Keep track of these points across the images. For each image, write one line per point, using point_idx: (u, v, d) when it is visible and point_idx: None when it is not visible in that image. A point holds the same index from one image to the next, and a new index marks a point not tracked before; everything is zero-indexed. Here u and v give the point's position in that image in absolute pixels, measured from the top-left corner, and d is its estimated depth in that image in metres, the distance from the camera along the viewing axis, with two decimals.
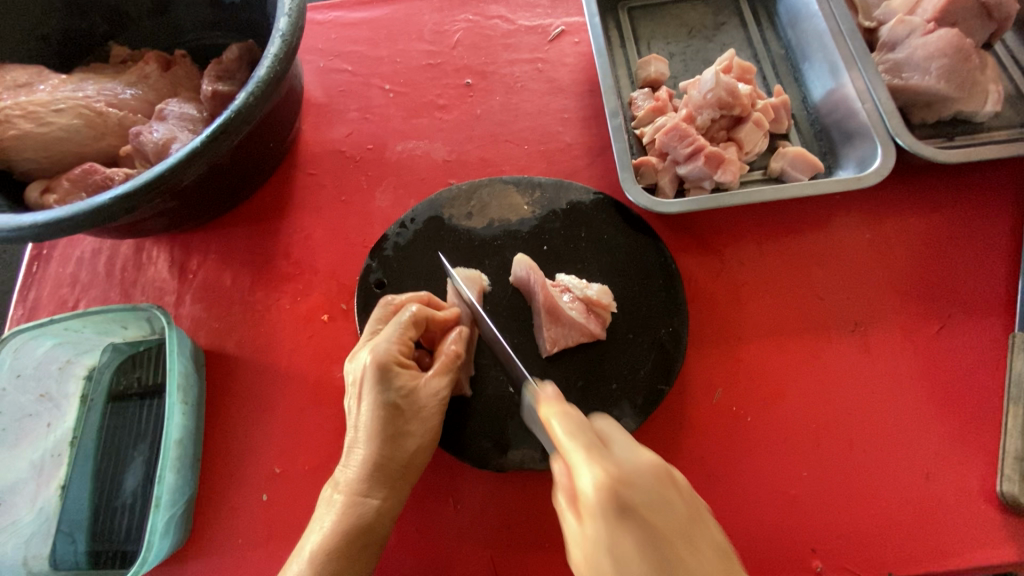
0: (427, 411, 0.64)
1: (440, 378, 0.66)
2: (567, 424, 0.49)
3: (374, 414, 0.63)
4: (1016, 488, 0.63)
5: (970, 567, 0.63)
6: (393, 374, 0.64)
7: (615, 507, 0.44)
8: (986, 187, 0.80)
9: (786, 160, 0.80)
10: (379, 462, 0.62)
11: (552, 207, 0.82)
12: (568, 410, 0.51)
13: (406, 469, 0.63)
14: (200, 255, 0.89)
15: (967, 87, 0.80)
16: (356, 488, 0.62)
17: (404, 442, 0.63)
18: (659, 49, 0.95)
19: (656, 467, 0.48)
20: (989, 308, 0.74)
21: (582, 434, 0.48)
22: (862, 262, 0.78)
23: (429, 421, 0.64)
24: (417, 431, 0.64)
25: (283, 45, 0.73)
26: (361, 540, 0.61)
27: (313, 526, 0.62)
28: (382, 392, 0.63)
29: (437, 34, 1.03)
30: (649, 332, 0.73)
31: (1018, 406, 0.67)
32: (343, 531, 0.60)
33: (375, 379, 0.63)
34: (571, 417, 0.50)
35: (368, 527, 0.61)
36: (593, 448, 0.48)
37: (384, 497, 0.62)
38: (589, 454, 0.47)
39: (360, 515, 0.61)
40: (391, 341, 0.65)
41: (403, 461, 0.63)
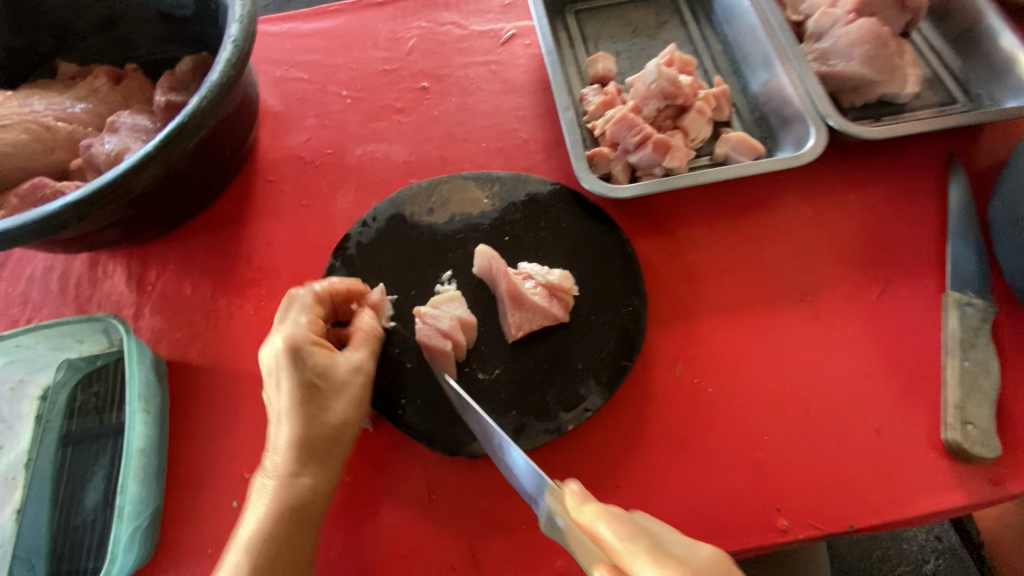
0: (348, 383, 0.66)
1: (357, 351, 0.68)
2: (616, 525, 0.48)
3: (294, 400, 0.63)
4: (958, 435, 0.68)
5: (923, 513, 0.67)
6: (307, 353, 0.64)
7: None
8: (913, 162, 0.86)
9: (729, 145, 0.85)
10: (306, 443, 0.63)
11: (511, 199, 0.84)
12: (614, 511, 0.49)
13: (332, 443, 0.65)
14: (158, 267, 0.87)
15: (887, 70, 0.87)
16: (286, 470, 0.63)
17: (326, 416, 0.64)
18: (606, 48, 1.00)
19: (716, 558, 0.47)
20: (924, 271, 0.79)
21: (632, 536, 0.48)
22: (805, 235, 0.82)
23: (351, 393, 0.66)
24: (338, 407, 0.65)
25: (235, 50, 0.74)
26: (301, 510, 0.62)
27: (248, 512, 0.62)
28: (296, 372, 0.63)
29: (391, 41, 1.05)
30: (611, 312, 0.76)
31: (954, 358, 0.72)
32: (279, 511, 0.61)
33: (290, 361, 0.63)
34: (626, 518, 0.49)
35: (304, 499, 0.62)
36: (655, 549, 0.47)
37: (316, 475, 0.64)
38: (657, 561, 0.46)
39: (296, 496, 0.62)
40: (305, 324, 0.66)
41: (329, 432, 0.65)
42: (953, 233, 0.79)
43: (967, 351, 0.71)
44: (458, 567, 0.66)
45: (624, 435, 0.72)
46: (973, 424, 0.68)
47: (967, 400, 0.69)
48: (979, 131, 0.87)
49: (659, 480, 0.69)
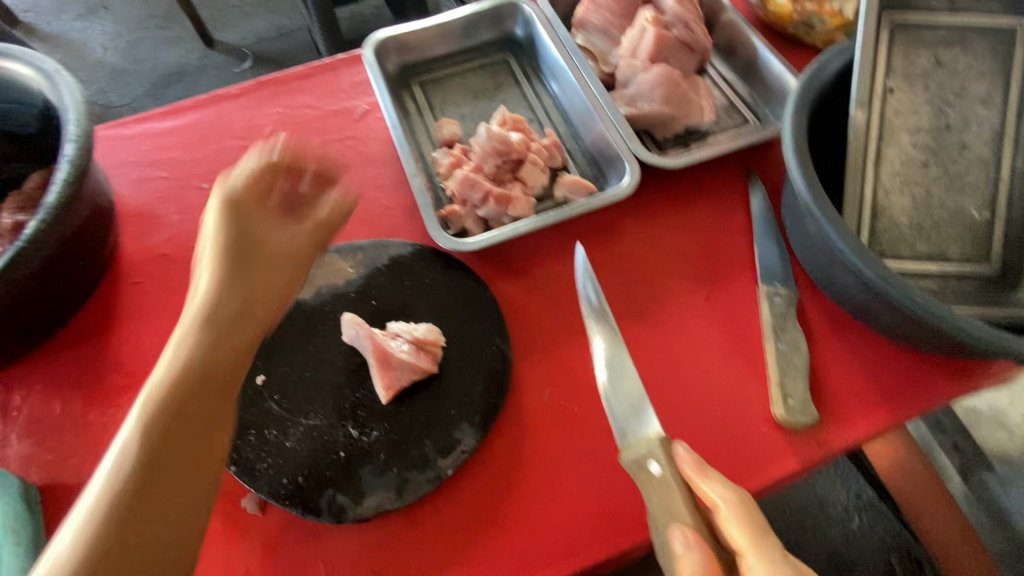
0: (289, 240, 0.69)
1: (307, 224, 0.72)
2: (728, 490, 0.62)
3: (230, 234, 0.64)
4: (781, 409, 0.79)
5: (767, 483, 0.77)
6: (245, 206, 0.67)
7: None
8: (720, 178, 1.01)
9: (565, 188, 0.95)
10: (232, 272, 0.62)
11: (375, 265, 0.90)
12: (743, 499, 0.63)
13: (260, 286, 0.63)
14: (24, 389, 0.85)
15: (684, 105, 1.02)
16: (186, 326, 0.57)
17: (264, 264, 0.65)
18: (451, 112, 1.09)
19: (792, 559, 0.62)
20: (742, 271, 0.92)
21: (747, 506, 0.62)
22: (640, 256, 0.94)
23: (292, 244, 0.69)
24: (242, 255, 0.63)
25: (71, 171, 0.76)
26: (184, 437, 0.52)
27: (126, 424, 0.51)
28: (236, 220, 0.65)
29: (249, 130, 1.10)
30: (478, 356, 0.83)
31: (770, 343, 0.84)
32: (183, 363, 0.54)
33: (229, 206, 0.66)
34: (743, 502, 0.62)
35: (225, 328, 0.58)
36: (762, 536, 0.61)
37: (230, 300, 0.60)
38: (756, 549, 0.60)
39: (211, 324, 0.57)
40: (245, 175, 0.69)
41: (252, 288, 0.62)
42: (757, 235, 0.93)
43: (779, 334, 0.84)
44: None
45: (504, 467, 0.77)
46: (792, 397, 0.80)
47: (785, 377, 0.81)
48: (769, 145, 1.03)
49: (540, 503, 0.75)
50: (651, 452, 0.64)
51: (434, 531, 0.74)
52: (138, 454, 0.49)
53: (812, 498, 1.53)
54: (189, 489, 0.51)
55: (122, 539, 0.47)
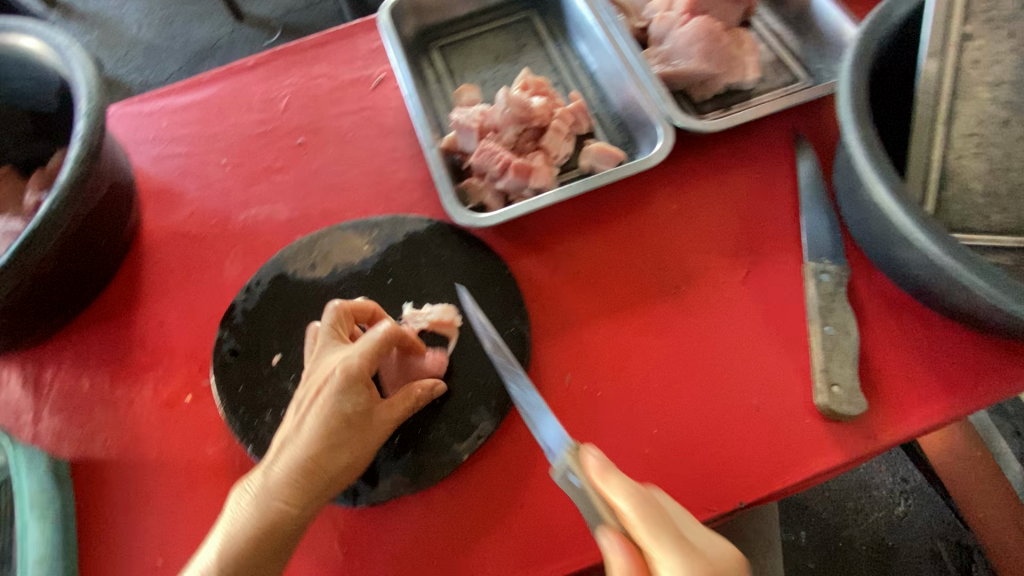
0: (374, 432, 0.67)
1: (393, 409, 0.68)
2: (632, 502, 0.55)
3: (325, 423, 0.64)
4: (825, 398, 0.72)
5: (806, 477, 0.71)
6: (356, 391, 0.66)
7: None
8: (764, 143, 0.91)
9: (591, 156, 0.89)
10: (311, 470, 0.63)
11: (390, 242, 0.87)
12: (640, 505, 0.55)
13: (330, 483, 0.65)
14: (54, 366, 0.87)
15: (725, 62, 0.93)
16: (276, 492, 0.63)
17: (341, 456, 0.65)
18: (471, 78, 1.03)
19: (729, 554, 0.55)
20: (785, 246, 0.84)
21: (649, 517, 0.54)
22: (672, 229, 0.86)
23: (374, 440, 0.67)
24: (346, 449, 0.65)
25: (83, 146, 0.75)
26: (268, 541, 0.62)
27: (223, 519, 0.63)
28: (340, 402, 0.65)
29: (265, 103, 1.07)
30: (496, 337, 0.79)
31: (816, 325, 0.76)
32: (254, 529, 0.62)
33: (340, 388, 0.65)
34: (651, 504, 0.55)
35: (281, 526, 0.63)
36: (679, 538, 0.54)
37: (300, 503, 0.63)
38: (676, 545, 0.54)
39: (275, 519, 0.62)
40: (361, 356, 0.66)
41: (328, 477, 0.64)
42: (804, 206, 0.84)
43: (826, 316, 0.76)
44: None
45: (522, 453, 0.74)
46: (839, 384, 0.72)
47: (831, 363, 0.74)
48: (820, 105, 0.93)
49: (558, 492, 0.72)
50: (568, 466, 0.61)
51: (449, 516, 0.71)
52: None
53: (854, 482, 1.44)
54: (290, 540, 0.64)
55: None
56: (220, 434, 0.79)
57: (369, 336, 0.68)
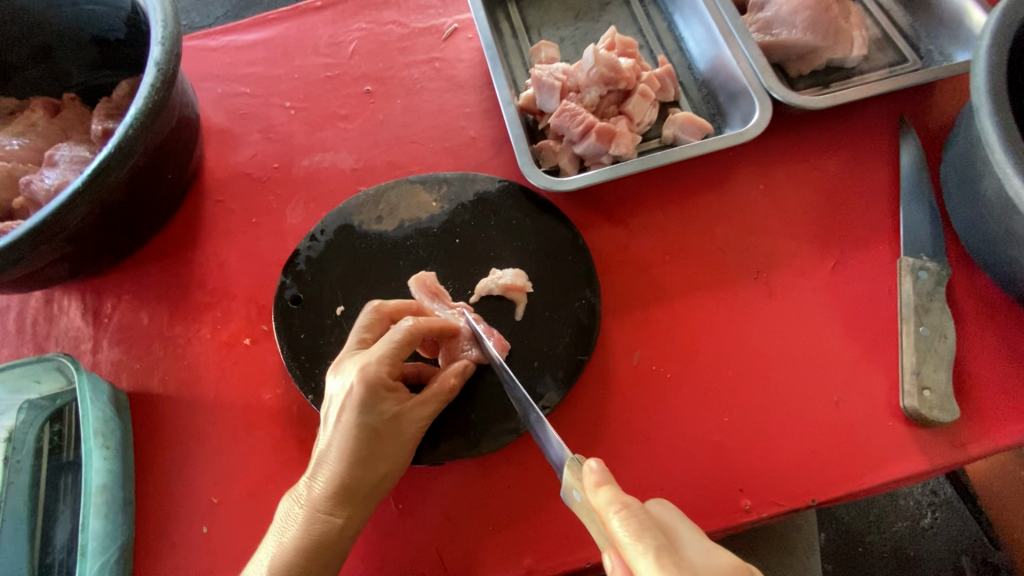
0: (406, 435, 0.64)
1: (424, 407, 0.65)
2: (630, 524, 0.45)
3: (352, 436, 0.62)
4: (915, 401, 0.67)
5: (884, 481, 0.67)
6: (381, 400, 0.62)
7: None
8: (864, 126, 0.85)
9: (676, 126, 0.83)
10: (350, 483, 0.62)
11: (459, 200, 0.83)
12: (630, 506, 0.46)
13: (372, 490, 0.63)
14: (114, 298, 0.87)
15: (832, 34, 0.85)
16: (321, 507, 0.61)
17: (379, 464, 0.63)
18: (549, 35, 0.98)
19: (732, 567, 0.45)
20: (879, 238, 0.78)
21: (647, 535, 0.45)
22: (757, 210, 0.82)
23: (407, 443, 0.64)
24: (386, 454, 0.63)
25: (159, 73, 0.72)
26: (312, 553, 0.60)
27: (272, 536, 0.62)
28: (365, 414, 0.61)
29: (333, 46, 1.03)
30: (565, 307, 0.76)
31: (910, 325, 0.71)
32: (302, 548, 0.60)
33: (363, 401, 0.61)
34: (641, 517, 0.46)
35: (329, 542, 0.61)
36: (665, 551, 0.44)
37: (346, 515, 0.62)
38: (663, 562, 0.44)
39: (322, 533, 0.61)
40: (383, 362, 0.63)
41: (370, 484, 0.63)
42: (904, 197, 0.78)
43: (922, 316, 0.71)
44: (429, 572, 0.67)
45: (584, 429, 0.72)
46: (930, 389, 0.68)
47: (923, 365, 0.69)
48: (929, 89, 0.86)
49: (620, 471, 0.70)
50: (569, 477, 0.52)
51: (507, 484, 0.70)
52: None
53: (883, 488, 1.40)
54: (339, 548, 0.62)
55: None
56: (278, 381, 0.79)
57: (386, 341, 0.64)
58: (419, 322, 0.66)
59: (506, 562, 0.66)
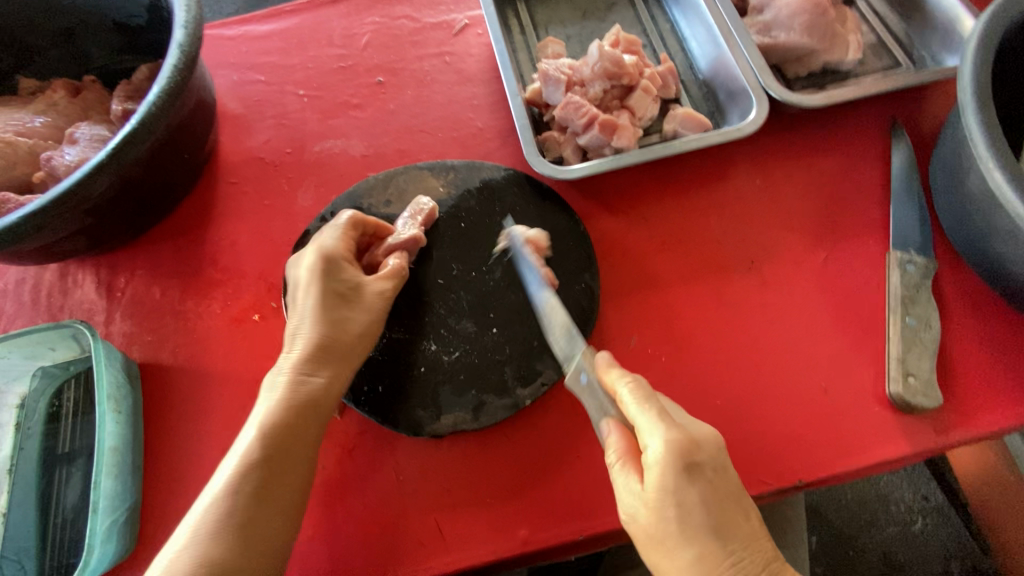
0: (371, 303, 0.72)
1: (383, 282, 0.74)
2: (635, 389, 0.60)
3: (320, 298, 0.69)
4: (900, 387, 0.70)
5: (869, 464, 0.69)
6: (338, 269, 0.72)
7: (682, 466, 0.55)
8: (858, 126, 0.88)
9: (676, 121, 0.86)
10: (325, 341, 0.68)
11: (465, 187, 0.86)
12: (639, 383, 0.61)
13: (348, 350, 0.69)
14: (127, 273, 0.89)
15: (828, 38, 0.89)
16: (301, 369, 0.67)
17: (350, 326, 0.70)
18: (556, 32, 1.01)
19: (710, 435, 0.60)
20: (869, 232, 0.81)
21: (648, 400, 0.59)
22: (752, 204, 0.85)
23: (373, 310, 0.72)
24: (357, 317, 0.71)
25: (181, 55, 0.75)
26: (299, 415, 0.65)
27: (256, 409, 0.66)
28: (327, 282, 0.71)
29: (346, 38, 1.06)
30: (565, 291, 0.78)
31: (896, 315, 0.74)
32: (289, 403, 0.65)
33: (322, 270, 0.71)
34: (647, 392, 0.60)
35: (315, 398, 0.66)
36: (664, 415, 0.58)
37: (327, 374, 0.68)
38: (659, 420, 0.57)
39: (306, 388, 0.66)
40: (338, 241, 0.74)
41: (347, 343, 0.69)
42: (894, 194, 0.81)
43: (908, 307, 0.74)
44: (426, 541, 0.69)
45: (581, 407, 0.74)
46: (915, 376, 0.70)
47: (908, 354, 0.72)
48: (922, 92, 0.89)
49: None
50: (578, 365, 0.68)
51: (505, 459, 0.72)
52: (255, 461, 0.62)
53: (873, 495, 1.43)
54: (320, 414, 0.67)
55: (269, 459, 0.62)
56: None
57: (333, 230, 0.75)
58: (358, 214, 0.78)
59: (503, 533, 0.69)
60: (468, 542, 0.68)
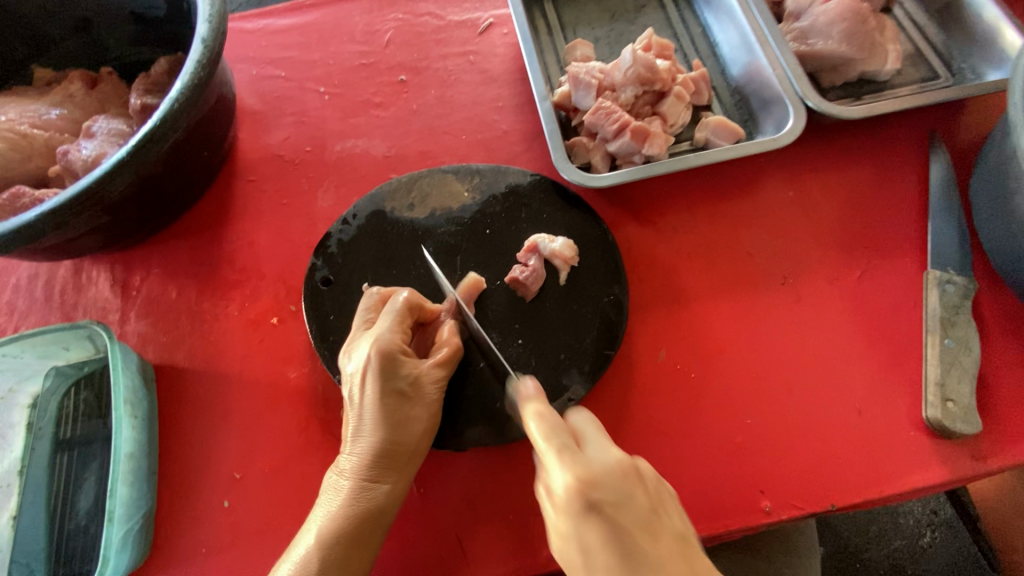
0: (430, 396, 0.66)
1: (441, 366, 0.67)
2: (542, 425, 0.53)
3: (379, 403, 0.63)
4: (938, 412, 0.68)
5: (904, 490, 0.67)
6: (399, 365, 0.64)
7: (582, 503, 0.49)
8: (895, 139, 0.86)
9: (709, 130, 0.84)
10: (387, 447, 0.62)
11: (491, 191, 0.84)
12: (543, 412, 0.54)
13: (410, 454, 0.64)
14: (142, 271, 0.87)
15: (867, 47, 0.86)
16: (363, 476, 0.62)
17: (412, 427, 0.64)
18: (584, 34, 0.98)
19: (621, 463, 0.52)
20: (906, 250, 0.79)
21: (554, 436, 0.52)
22: (785, 216, 0.82)
23: (434, 405, 0.66)
24: (420, 414, 0.65)
25: (205, 51, 0.73)
26: (362, 522, 0.61)
27: (318, 511, 0.63)
28: (386, 382, 0.63)
29: (368, 35, 1.04)
30: (593, 302, 0.76)
31: (935, 337, 0.72)
32: (351, 515, 0.61)
33: (381, 369, 0.63)
34: (553, 420, 0.54)
35: (377, 510, 0.62)
36: (566, 449, 0.51)
37: (389, 482, 0.63)
38: (562, 456, 0.51)
39: (368, 499, 0.62)
40: (392, 330, 0.65)
41: (409, 446, 0.64)
42: (933, 211, 0.79)
43: (947, 328, 0.72)
44: (447, 558, 0.67)
45: (608, 424, 0.72)
46: (953, 401, 0.68)
47: (947, 377, 0.70)
48: (962, 106, 0.86)
49: None
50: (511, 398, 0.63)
51: (529, 474, 0.70)
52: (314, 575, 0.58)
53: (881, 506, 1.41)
54: (381, 515, 0.62)
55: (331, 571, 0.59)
56: (304, 360, 0.79)
57: (389, 311, 0.67)
58: (416, 296, 0.69)
59: (525, 552, 0.67)
60: (489, 561, 0.67)
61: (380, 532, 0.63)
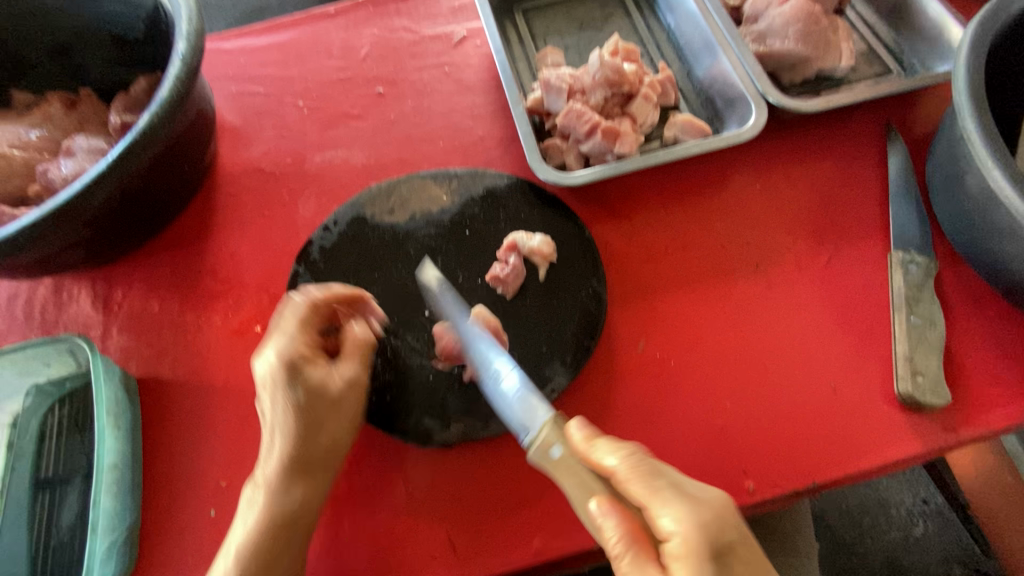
0: (338, 399, 0.66)
1: (349, 367, 0.68)
2: (633, 462, 0.54)
3: (285, 409, 0.64)
4: (908, 386, 0.70)
5: (882, 463, 0.69)
6: (302, 372, 0.65)
7: (709, 544, 0.51)
8: (854, 131, 0.90)
9: (677, 128, 0.87)
10: (294, 453, 0.63)
11: (469, 194, 0.86)
12: (624, 465, 0.54)
13: (321, 455, 0.65)
14: (124, 286, 0.88)
15: (822, 46, 0.91)
16: (277, 484, 0.63)
17: (316, 431, 0.65)
18: (555, 43, 1.02)
19: (721, 497, 0.56)
20: (870, 234, 0.82)
21: (653, 474, 0.54)
22: (755, 206, 0.86)
23: (343, 405, 0.67)
24: (331, 417, 0.66)
25: (184, 67, 0.75)
26: (281, 530, 0.62)
27: (238, 522, 0.63)
28: (289, 390, 0.64)
29: (346, 50, 1.07)
30: (572, 295, 0.78)
31: (901, 315, 0.75)
32: (265, 524, 0.61)
33: (282, 378, 0.64)
34: (638, 460, 0.55)
35: (294, 514, 0.63)
36: (674, 486, 0.54)
37: (303, 487, 0.64)
38: (671, 495, 0.53)
39: (282, 508, 0.62)
40: (297, 338, 0.66)
41: (318, 448, 0.65)
42: (892, 196, 0.83)
43: (912, 306, 0.75)
44: (440, 556, 0.67)
45: (593, 414, 0.73)
46: (922, 374, 0.71)
47: (915, 352, 0.72)
48: (913, 98, 0.91)
49: None
50: (548, 437, 0.58)
51: (519, 469, 0.71)
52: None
53: (873, 498, 1.42)
54: (299, 520, 0.63)
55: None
56: None
57: (290, 319, 0.68)
58: (325, 296, 0.70)
59: (517, 546, 0.67)
60: (481, 555, 0.67)
61: (301, 535, 0.63)
